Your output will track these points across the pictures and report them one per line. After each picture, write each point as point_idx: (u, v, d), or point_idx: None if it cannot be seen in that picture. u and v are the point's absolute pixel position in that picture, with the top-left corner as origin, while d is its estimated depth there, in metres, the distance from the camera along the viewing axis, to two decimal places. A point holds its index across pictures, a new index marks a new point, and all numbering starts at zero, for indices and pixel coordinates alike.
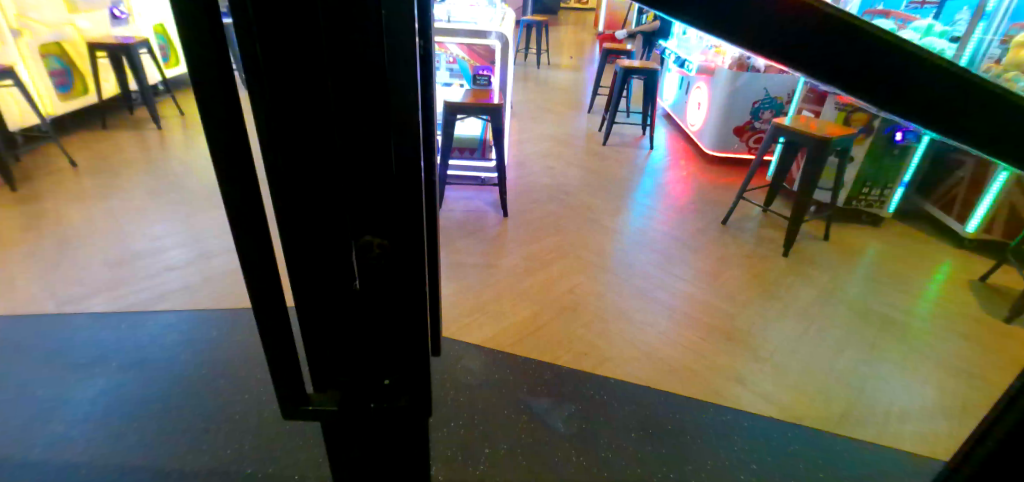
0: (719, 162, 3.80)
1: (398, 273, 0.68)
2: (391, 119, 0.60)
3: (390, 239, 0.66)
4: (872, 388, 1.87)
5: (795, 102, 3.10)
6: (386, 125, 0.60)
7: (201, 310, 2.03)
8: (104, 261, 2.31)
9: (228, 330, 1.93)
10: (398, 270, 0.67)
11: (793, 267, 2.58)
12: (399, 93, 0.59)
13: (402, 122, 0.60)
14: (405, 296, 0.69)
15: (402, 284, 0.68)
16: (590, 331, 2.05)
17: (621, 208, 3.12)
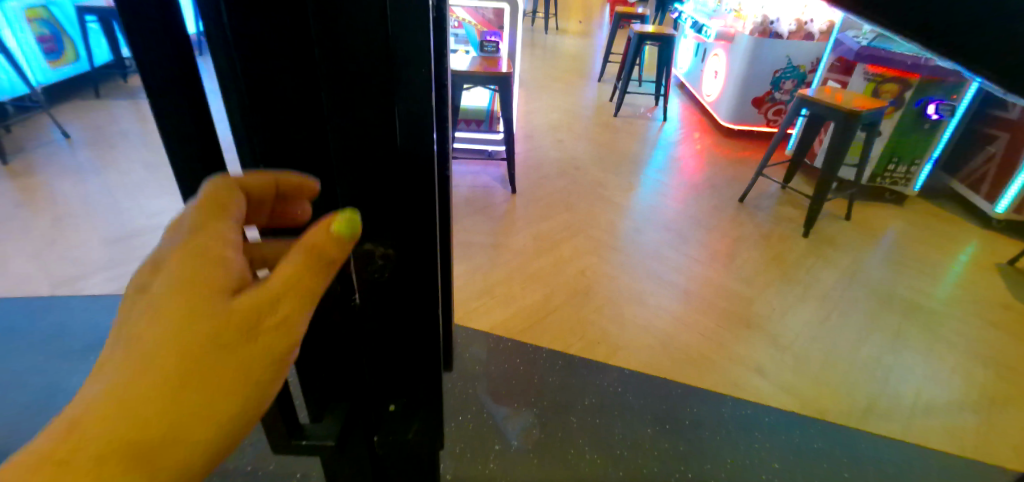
0: (735, 135, 3.64)
1: (404, 288, 0.59)
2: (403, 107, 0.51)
3: (396, 248, 0.57)
4: (897, 377, 1.80)
5: (818, 73, 2.92)
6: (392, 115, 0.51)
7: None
8: (100, 239, 2.23)
9: None
10: (405, 283, 0.59)
11: (814, 248, 2.48)
12: (407, 71, 0.49)
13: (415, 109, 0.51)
14: (411, 311, 0.60)
15: (410, 297, 0.60)
16: (602, 317, 1.97)
17: (632, 183, 3.01)
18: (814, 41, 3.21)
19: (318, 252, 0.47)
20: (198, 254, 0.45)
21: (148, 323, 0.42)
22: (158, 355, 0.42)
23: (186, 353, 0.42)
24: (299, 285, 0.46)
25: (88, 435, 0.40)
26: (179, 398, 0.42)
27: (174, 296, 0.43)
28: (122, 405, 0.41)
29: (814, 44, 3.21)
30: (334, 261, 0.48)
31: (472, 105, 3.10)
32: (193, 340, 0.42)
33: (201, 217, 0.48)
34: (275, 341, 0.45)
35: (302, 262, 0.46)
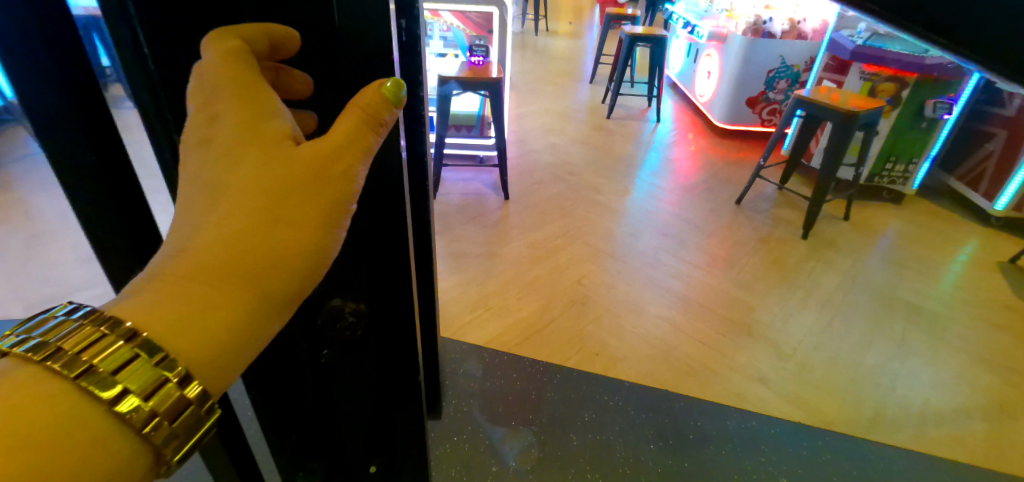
0: (730, 136, 3.60)
1: (369, 341, 0.65)
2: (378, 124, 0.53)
3: (363, 306, 0.62)
4: (903, 384, 1.76)
5: (814, 72, 2.88)
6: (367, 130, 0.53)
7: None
8: (77, 256, 2.15)
9: None
10: (371, 337, 0.64)
11: (813, 251, 2.44)
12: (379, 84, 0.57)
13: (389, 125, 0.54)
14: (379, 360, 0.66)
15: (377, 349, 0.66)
16: (600, 328, 1.92)
17: (626, 187, 2.96)
18: (807, 41, 3.18)
19: (366, 113, 0.49)
20: (263, 107, 0.50)
21: (235, 165, 0.48)
22: (246, 191, 0.48)
23: (270, 188, 0.48)
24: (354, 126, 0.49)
25: (201, 256, 0.47)
26: (268, 229, 0.48)
27: (251, 142, 0.49)
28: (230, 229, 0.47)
29: (807, 43, 3.19)
30: (382, 122, 0.50)
31: (462, 111, 3.04)
32: (273, 180, 0.48)
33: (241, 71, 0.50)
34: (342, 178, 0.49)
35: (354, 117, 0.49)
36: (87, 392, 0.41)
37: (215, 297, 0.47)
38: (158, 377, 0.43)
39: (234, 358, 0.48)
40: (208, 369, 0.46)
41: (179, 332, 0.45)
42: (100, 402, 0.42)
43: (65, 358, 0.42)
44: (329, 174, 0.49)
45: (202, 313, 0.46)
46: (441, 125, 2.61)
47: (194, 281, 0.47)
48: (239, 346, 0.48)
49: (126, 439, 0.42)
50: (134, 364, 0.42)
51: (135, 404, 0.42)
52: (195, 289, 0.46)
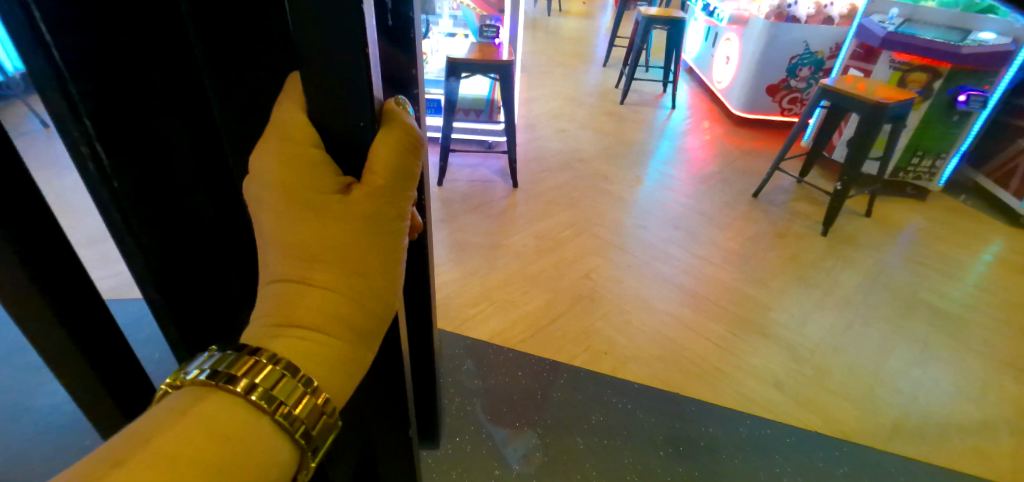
0: (747, 125, 3.49)
1: None
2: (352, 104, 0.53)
3: None
4: (925, 392, 1.68)
5: (840, 59, 2.76)
6: (346, 113, 0.53)
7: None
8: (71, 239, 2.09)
9: None
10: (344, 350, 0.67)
11: (832, 248, 2.35)
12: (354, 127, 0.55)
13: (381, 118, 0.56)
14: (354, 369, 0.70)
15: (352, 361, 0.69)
16: (608, 325, 1.85)
17: (638, 176, 2.87)
18: (834, 26, 3.04)
19: (399, 142, 0.57)
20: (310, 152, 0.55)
21: (309, 213, 0.57)
22: (329, 231, 0.58)
23: (347, 221, 0.58)
24: (395, 149, 0.57)
25: (305, 285, 0.59)
26: (353, 254, 0.60)
27: (314, 191, 0.57)
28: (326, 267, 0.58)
29: (834, 28, 3.04)
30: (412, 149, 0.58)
31: (470, 94, 2.94)
32: (348, 215, 0.58)
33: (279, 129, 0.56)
34: (397, 196, 0.59)
35: (393, 138, 0.56)
36: (244, 406, 0.53)
37: (320, 322, 0.58)
38: (299, 392, 0.55)
39: (346, 358, 0.60)
40: (332, 372, 0.58)
41: (301, 344, 0.58)
42: (263, 411, 0.53)
43: (220, 378, 0.53)
44: (386, 197, 0.59)
45: (314, 328, 0.59)
46: (447, 109, 2.51)
47: (302, 306, 0.59)
48: (345, 347, 0.60)
49: (284, 441, 0.53)
50: (275, 375, 0.54)
51: (289, 410, 0.53)
52: (303, 313, 0.59)
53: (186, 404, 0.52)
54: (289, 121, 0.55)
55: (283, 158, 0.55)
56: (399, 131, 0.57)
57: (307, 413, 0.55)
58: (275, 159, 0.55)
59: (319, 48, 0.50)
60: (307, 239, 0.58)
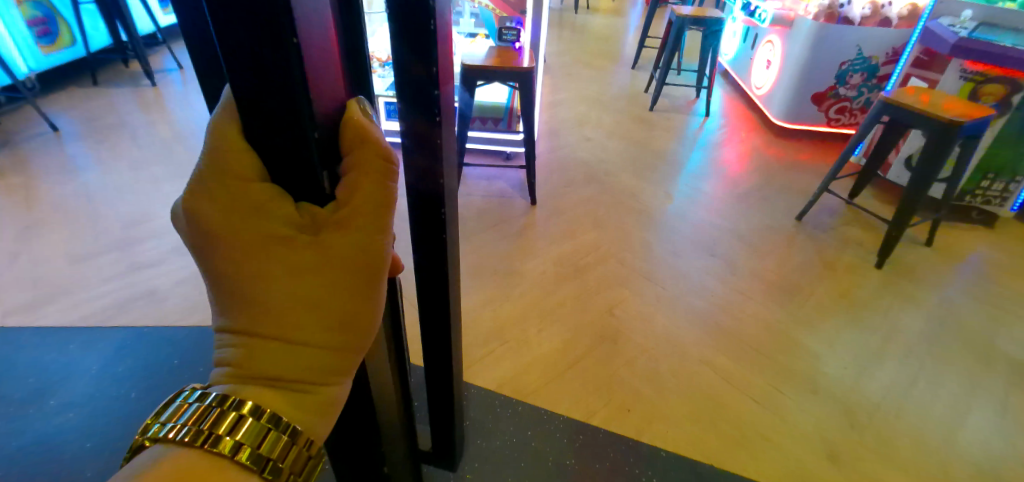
0: (791, 136, 3.20)
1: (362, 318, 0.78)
2: (301, 96, 0.56)
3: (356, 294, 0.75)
4: (1008, 474, 1.43)
5: (899, 67, 2.50)
6: (297, 107, 0.57)
7: (171, 324, 1.76)
8: (69, 255, 2.07)
9: (193, 357, 1.65)
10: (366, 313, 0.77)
11: (889, 283, 2.09)
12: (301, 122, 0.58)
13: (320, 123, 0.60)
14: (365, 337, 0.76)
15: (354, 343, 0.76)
16: (634, 374, 1.64)
17: (668, 191, 2.64)
18: (892, 28, 2.75)
19: (362, 170, 0.59)
20: (260, 199, 0.56)
21: (267, 264, 0.57)
22: (292, 281, 0.58)
23: (314, 269, 0.58)
24: (363, 194, 0.59)
25: (268, 333, 0.59)
26: (321, 302, 0.59)
27: (271, 246, 0.57)
28: (285, 298, 0.58)
29: (892, 31, 2.75)
30: (376, 169, 0.59)
31: (488, 101, 2.72)
32: (315, 264, 0.58)
33: (224, 177, 0.55)
34: (366, 240, 0.59)
35: (358, 177, 0.59)
36: (230, 463, 0.57)
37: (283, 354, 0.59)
38: (275, 436, 0.58)
39: (324, 396, 0.63)
40: (307, 408, 0.61)
41: (275, 389, 0.60)
42: (243, 462, 0.57)
43: (201, 438, 0.56)
44: (355, 243, 0.59)
45: (288, 373, 0.60)
46: (462, 120, 2.32)
47: (268, 352, 0.59)
48: (322, 386, 0.62)
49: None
50: (257, 429, 0.57)
51: (268, 458, 0.58)
52: (266, 358, 0.59)
53: (168, 461, 0.55)
54: (233, 163, 0.55)
55: (232, 211, 0.56)
56: (364, 167, 0.59)
57: (292, 459, 0.60)
58: (220, 212, 0.55)
59: (251, 34, 0.53)
60: (267, 288, 0.58)
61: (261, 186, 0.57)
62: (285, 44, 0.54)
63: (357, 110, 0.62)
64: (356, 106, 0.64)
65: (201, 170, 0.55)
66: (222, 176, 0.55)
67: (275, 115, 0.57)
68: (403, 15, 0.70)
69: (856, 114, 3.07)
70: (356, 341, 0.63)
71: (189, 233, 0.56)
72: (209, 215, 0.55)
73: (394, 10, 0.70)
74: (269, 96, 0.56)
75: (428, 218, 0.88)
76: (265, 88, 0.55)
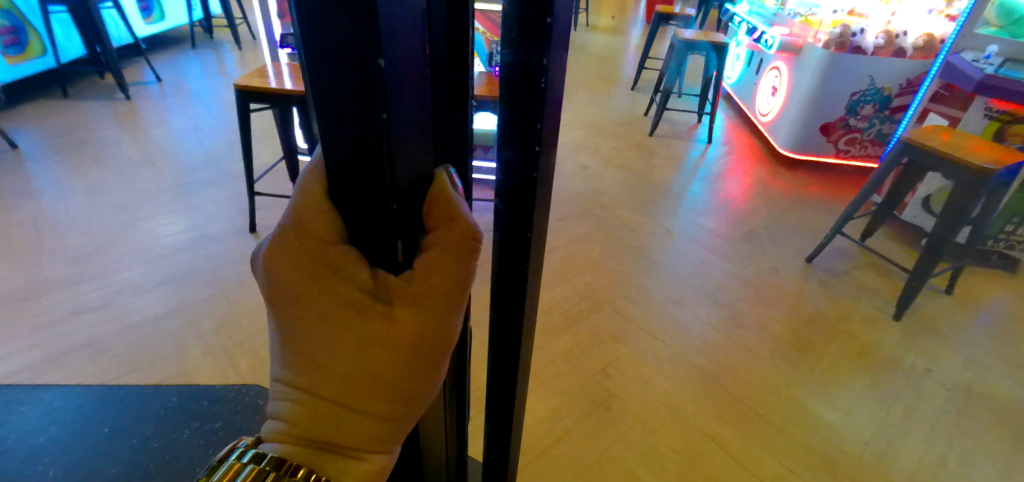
0: (796, 167, 3.02)
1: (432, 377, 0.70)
2: (383, 142, 0.49)
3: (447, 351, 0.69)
4: None
5: (915, 101, 2.36)
6: (378, 184, 0.51)
7: (108, 384, 1.60)
8: (9, 296, 1.89)
9: (128, 425, 1.45)
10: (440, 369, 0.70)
11: (909, 338, 1.92)
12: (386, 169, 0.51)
13: (402, 193, 0.53)
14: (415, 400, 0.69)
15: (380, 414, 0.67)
16: (629, 450, 1.46)
17: (668, 227, 2.46)
18: (906, 59, 2.60)
19: (446, 247, 0.53)
20: (338, 261, 0.52)
21: (335, 327, 0.53)
22: (357, 348, 0.53)
23: (382, 336, 0.53)
24: (439, 273, 0.53)
25: (324, 400, 0.55)
26: (380, 375, 0.54)
27: (345, 309, 0.53)
28: (347, 366, 0.54)
29: (906, 62, 2.60)
30: (462, 249, 0.53)
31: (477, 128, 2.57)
32: (382, 338, 0.53)
33: (302, 235, 0.52)
34: (438, 314, 0.54)
35: (436, 254, 0.53)
36: None
37: (336, 422, 0.55)
38: None
39: (374, 465, 0.56)
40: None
41: (323, 460, 0.55)
42: None
43: None
44: (427, 320, 0.54)
45: (342, 441, 0.55)
46: None
47: (323, 414, 0.54)
48: (375, 454, 0.56)
49: None
50: None
51: None
52: (321, 426, 0.55)
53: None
54: (315, 222, 0.52)
55: (311, 270, 0.52)
56: (445, 244, 0.53)
57: None
58: (295, 267, 0.52)
59: (342, 106, 0.48)
60: (332, 348, 0.53)
61: (336, 246, 0.52)
62: (372, 77, 0.46)
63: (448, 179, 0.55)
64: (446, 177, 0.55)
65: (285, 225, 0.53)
66: (301, 233, 0.52)
67: (354, 188, 0.52)
68: (510, 75, 0.53)
69: (866, 146, 2.91)
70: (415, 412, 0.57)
71: (266, 284, 0.54)
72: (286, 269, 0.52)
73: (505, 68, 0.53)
74: (353, 167, 0.51)
75: (502, 312, 0.68)
76: (350, 158, 0.51)
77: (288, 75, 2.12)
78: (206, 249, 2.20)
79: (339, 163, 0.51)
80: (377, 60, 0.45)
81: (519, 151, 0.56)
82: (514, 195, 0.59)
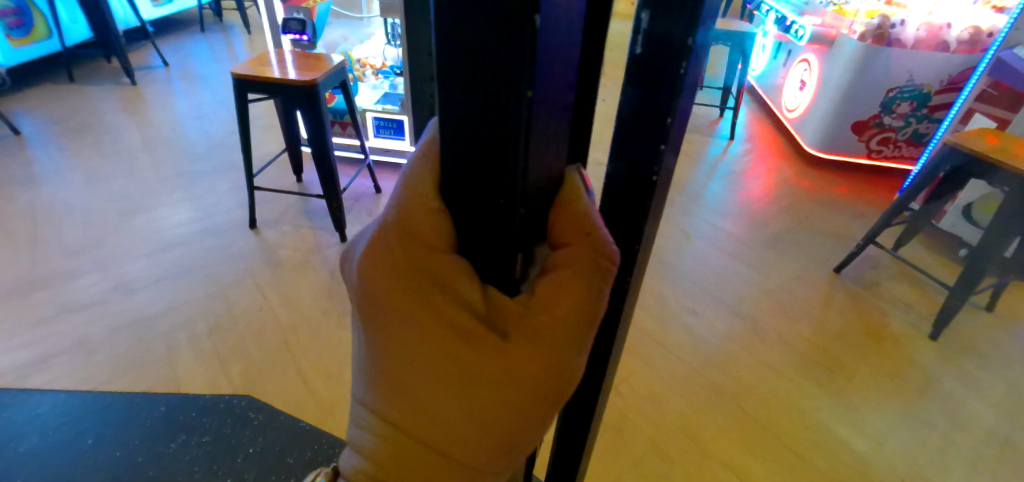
0: (824, 167, 2.86)
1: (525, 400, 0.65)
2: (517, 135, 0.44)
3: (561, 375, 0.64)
4: None
5: (959, 99, 2.19)
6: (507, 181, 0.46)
7: (94, 390, 1.52)
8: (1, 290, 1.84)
9: (112, 434, 1.39)
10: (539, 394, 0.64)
11: (945, 358, 1.78)
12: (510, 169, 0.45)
13: (530, 196, 0.49)
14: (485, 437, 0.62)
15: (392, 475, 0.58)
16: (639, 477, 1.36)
17: (688, 230, 2.33)
18: (949, 53, 2.42)
19: (578, 271, 0.50)
20: (448, 277, 0.50)
21: (441, 350, 0.50)
22: (463, 375, 0.51)
23: (487, 376, 0.50)
24: (565, 300, 0.49)
25: (420, 428, 0.52)
26: (487, 407, 0.51)
27: (451, 330, 0.50)
28: (450, 393, 0.51)
29: (950, 57, 2.42)
30: (592, 275, 0.50)
31: None
32: (494, 368, 0.50)
33: (409, 244, 0.50)
34: (554, 355, 0.50)
35: (564, 276, 0.50)
36: None
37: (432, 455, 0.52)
38: None
39: None
40: None
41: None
42: None
43: None
44: (544, 355, 0.50)
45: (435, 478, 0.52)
46: None
47: (414, 453, 0.52)
48: None
49: None
50: None
51: None
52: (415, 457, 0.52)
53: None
54: (426, 230, 0.49)
55: (418, 284, 0.50)
56: (575, 265, 0.50)
57: None
58: (399, 279, 0.50)
59: (482, 83, 0.42)
60: (433, 383, 0.51)
61: (446, 258, 0.50)
62: (514, 61, 0.40)
63: (579, 184, 0.53)
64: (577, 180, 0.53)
65: (392, 230, 0.50)
66: (410, 241, 0.50)
67: (479, 179, 0.47)
68: (641, 65, 0.47)
69: (900, 146, 2.73)
70: (508, 462, 0.54)
71: (361, 293, 0.52)
72: (387, 279, 0.50)
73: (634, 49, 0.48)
74: (483, 155, 0.46)
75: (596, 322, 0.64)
76: (477, 149, 0.46)
77: (291, 63, 2.01)
78: (204, 244, 2.12)
79: (466, 158, 0.47)
80: (523, 42, 0.40)
81: (640, 148, 0.51)
82: (628, 198, 0.55)
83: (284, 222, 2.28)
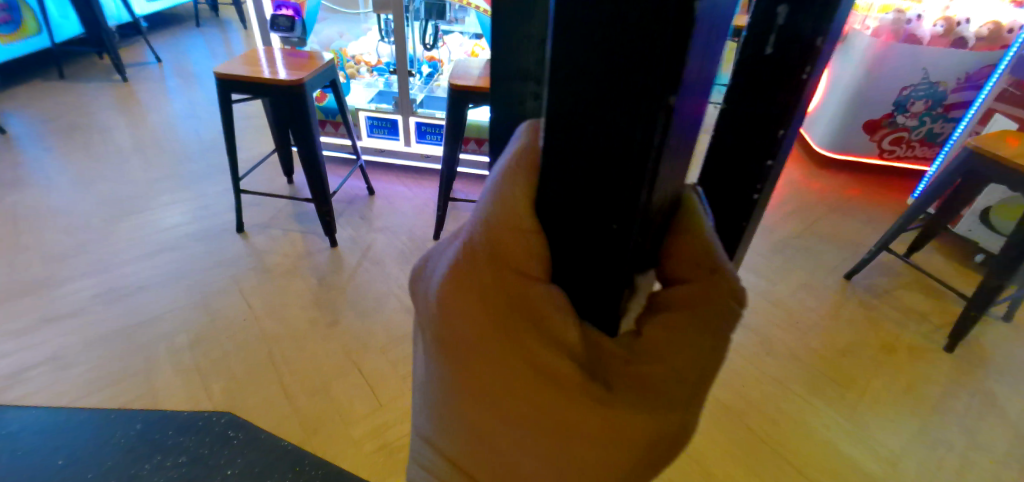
0: (834, 168, 2.77)
1: None
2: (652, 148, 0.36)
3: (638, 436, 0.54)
4: None
5: (979, 98, 2.09)
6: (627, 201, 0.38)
7: (68, 407, 1.46)
8: None
9: (85, 453, 1.32)
10: None
11: (962, 371, 1.70)
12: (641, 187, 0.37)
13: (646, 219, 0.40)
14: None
15: None
16: None
17: None
18: (967, 50, 2.31)
19: (694, 312, 0.40)
20: (542, 310, 0.41)
21: (529, 400, 0.41)
22: (556, 435, 0.40)
23: (586, 436, 0.39)
24: (678, 348, 0.39)
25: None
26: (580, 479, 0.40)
27: (541, 376, 0.41)
28: (537, 454, 0.41)
29: (967, 54, 2.31)
30: (715, 318, 0.40)
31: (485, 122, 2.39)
32: (592, 430, 0.39)
33: (500, 267, 0.42)
34: (666, 419, 0.39)
35: (678, 316, 0.40)
36: None
37: None
38: None
39: None
40: None
41: None
42: None
43: None
44: (653, 418, 0.39)
45: None
46: (447, 151, 1.92)
47: None
48: None
49: None
50: None
51: None
52: None
53: None
54: (514, 250, 0.41)
55: (505, 315, 0.42)
56: (692, 303, 0.40)
57: None
58: (483, 309, 0.42)
59: (612, 89, 0.35)
60: (517, 438, 0.42)
61: (540, 285, 0.41)
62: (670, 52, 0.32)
63: (698, 205, 0.44)
64: (694, 201, 0.44)
65: (477, 248, 0.42)
66: (498, 263, 0.42)
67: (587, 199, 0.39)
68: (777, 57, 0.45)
69: (915, 146, 2.64)
70: None
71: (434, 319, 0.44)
72: (470, 310, 0.42)
73: (761, 37, 0.46)
74: (602, 164, 0.37)
75: None
76: (592, 161, 0.38)
77: (280, 61, 1.93)
78: (191, 250, 2.04)
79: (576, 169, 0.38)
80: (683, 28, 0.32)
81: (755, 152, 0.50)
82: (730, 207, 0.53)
83: (273, 227, 2.21)
